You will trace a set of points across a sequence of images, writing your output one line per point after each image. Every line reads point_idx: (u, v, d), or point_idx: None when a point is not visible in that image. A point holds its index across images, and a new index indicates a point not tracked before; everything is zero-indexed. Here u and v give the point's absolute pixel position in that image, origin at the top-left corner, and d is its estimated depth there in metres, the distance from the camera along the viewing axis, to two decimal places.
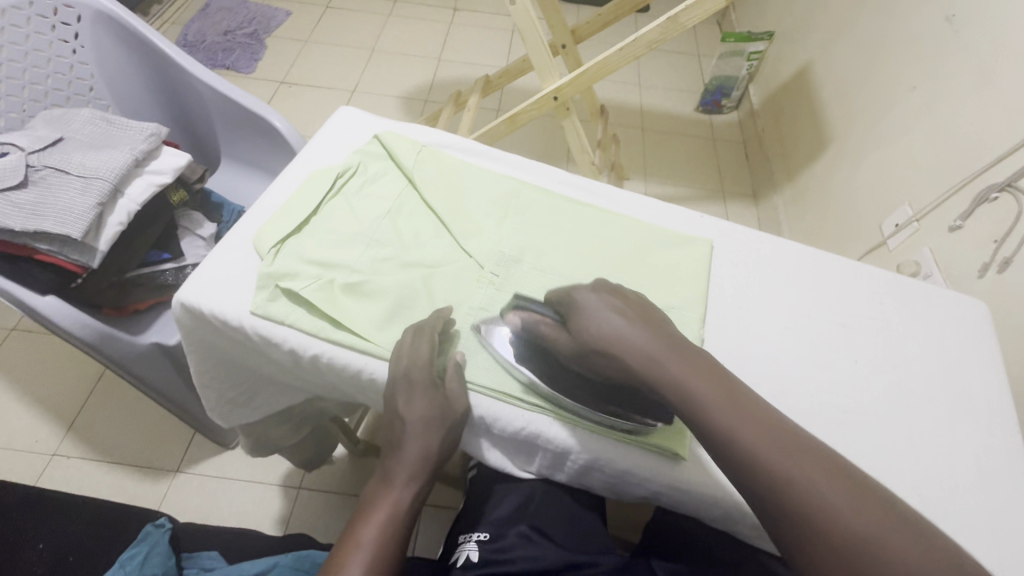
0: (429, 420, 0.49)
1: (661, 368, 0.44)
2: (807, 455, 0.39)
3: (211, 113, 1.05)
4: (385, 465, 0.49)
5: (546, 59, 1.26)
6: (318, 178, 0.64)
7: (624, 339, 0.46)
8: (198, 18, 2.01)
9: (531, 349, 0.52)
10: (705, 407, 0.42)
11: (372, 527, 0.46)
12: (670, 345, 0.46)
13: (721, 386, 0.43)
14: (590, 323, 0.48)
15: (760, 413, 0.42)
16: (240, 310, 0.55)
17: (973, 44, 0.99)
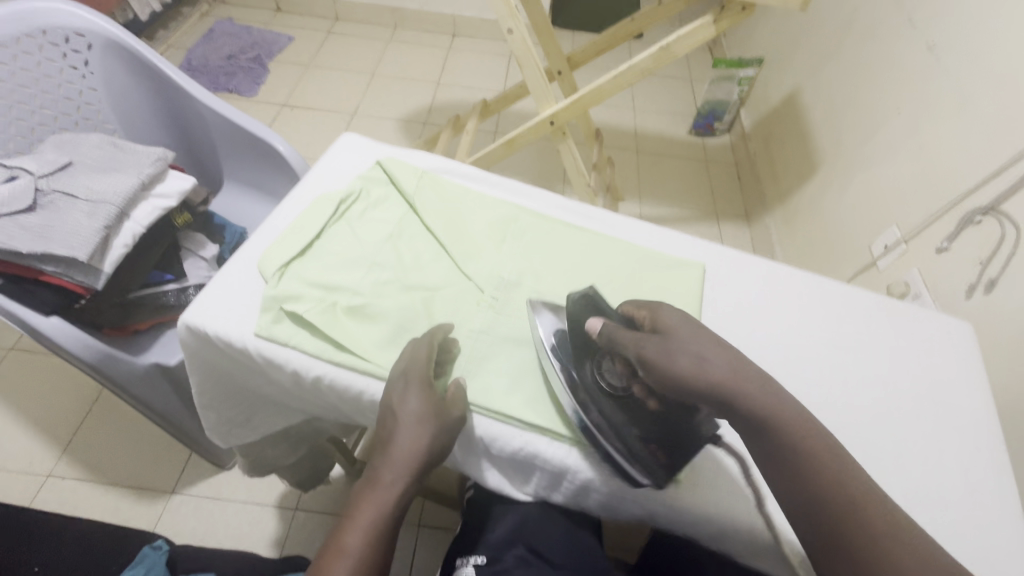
0: (422, 415, 0.49)
1: (753, 403, 0.43)
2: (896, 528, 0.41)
3: (217, 137, 1.07)
4: (372, 466, 0.49)
5: (542, 85, 1.29)
6: (322, 203, 0.66)
7: (704, 364, 0.44)
8: (202, 43, 2.06)
9: (584, 350, 0.51)
10: (797, 458, 0.43)
11: (357, 534, 0.46)
12: (763, 383, 0.44)
13: (817, 440, 0.43)
14: (678, 335, 0.46)
15: (852, 475, 0.42)
16: (245, 332, 0.56)
17: (954, 73, 1.03)
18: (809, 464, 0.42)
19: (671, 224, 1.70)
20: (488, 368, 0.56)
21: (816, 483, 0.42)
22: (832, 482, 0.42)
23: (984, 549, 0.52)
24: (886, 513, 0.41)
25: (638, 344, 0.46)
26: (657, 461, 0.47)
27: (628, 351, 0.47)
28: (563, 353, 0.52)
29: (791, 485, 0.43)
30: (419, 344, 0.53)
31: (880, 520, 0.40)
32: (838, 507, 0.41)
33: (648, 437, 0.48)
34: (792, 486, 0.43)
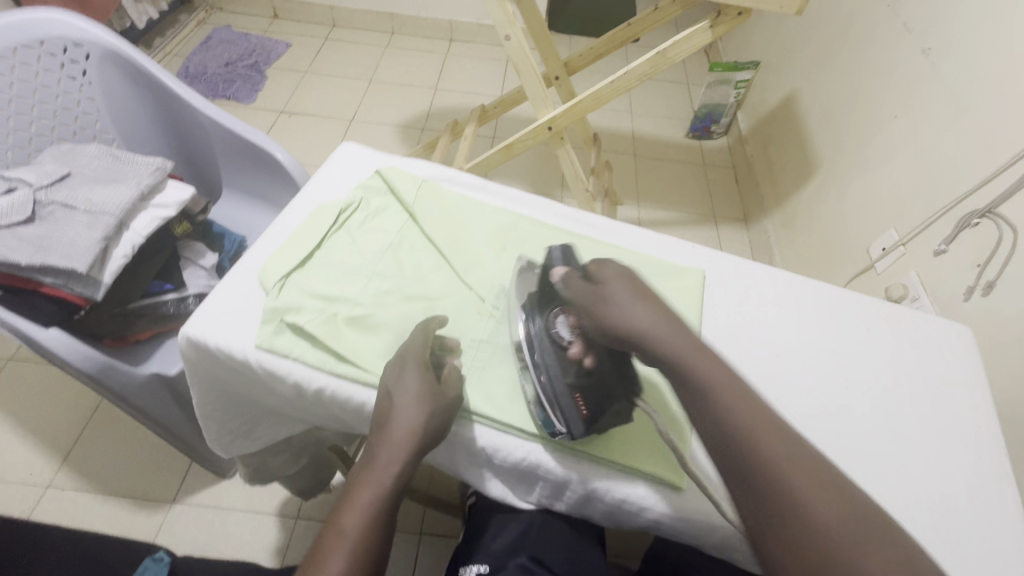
0: (422, 395, 0.49)
1: (668, 348, 0.44)
2: (821, 478, 0.37)
3: (216, 146, 1.07)
4: (371, 446, 0.48)
5: (540, 91, 1.30)
6: (322, 213, 0.66)
7: (629, 318, 0.46)
8: (200, 50, 2.06)
9: (548, 299, 0.53)
10: (715, 397, 0.41)
11: (356, 514, 0.44)
12: (686, 335, 0.45)
13: (736, 384, 0.42)
14: (613, 286, 0.48)
15: (778, 424, 0.40)
16: (246, 344, 0.56)
17: (949, 76, 1.04)
18: (729, 404, 0.41)
19: (670, 227, 1.70)
20: (490, 376, 0.56)
21: (735, 422, 0.40)
22: (754, 424, 0.40)
23: (988, 556, 0.52)
24: (811, 462, 0.38)
25: (579, 292, 0.49)
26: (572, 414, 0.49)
27: (572, 297, 0.50)
28: (528, 298, 0.55)
29: (705, 422, 0.41)
30: (416, 342, 0.53)
31: (801, 466, 0.37)
32: (759, 449, 0.38)
33: (575, 386, 0.49)
34: (705, 421, 0.41)
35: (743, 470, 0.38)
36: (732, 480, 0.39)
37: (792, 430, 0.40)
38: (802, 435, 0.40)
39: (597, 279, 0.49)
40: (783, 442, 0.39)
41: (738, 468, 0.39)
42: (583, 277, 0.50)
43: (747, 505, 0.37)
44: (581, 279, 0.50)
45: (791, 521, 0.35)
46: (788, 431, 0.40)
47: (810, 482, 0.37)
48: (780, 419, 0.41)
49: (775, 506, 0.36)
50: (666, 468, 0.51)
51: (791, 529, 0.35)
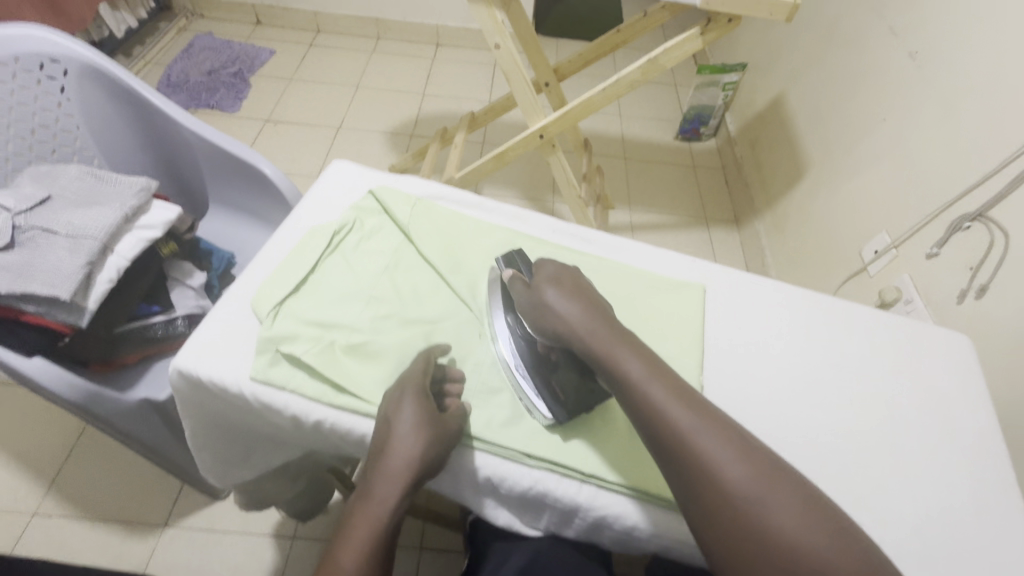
0: (420, 423, 0.48)
1: (587, 339, 0.49)
2: (732, 441, 0.42)
3: (201, 161, 1.05)
4: (366, 477, 0.47)
5: (530, 98, 1.28)
6: (314, 236, 0.64)
7: (562, 317, 0.51)
8: (181, 58, 2.02)
9: (511, 302, 0.58)
10: (634, 383, 0.46)
11: (352, 553, 0.44)
12: (608, 324, 0.50)
13: (651, 366, 0.47)
14: (545, 288, 0.53)
15: (681, 389, 0.45)
16: (239, 376, 0.54)
17: (937, 81, 1.04)
18: (645, 389, 0.45)
19: (661, 231, 1.70)
20: (492, 401, 0.55)
21: (652, 406, 0.44)
22: (669, 404, 0.44)
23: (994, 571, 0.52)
24: (723, 428, 0.43)
25: (520, 297, 0.55)
26: (550, 400, 0.53)
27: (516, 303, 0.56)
28: (498, 301, 0.59)
29: (629, 408, 0.46)
30: (419, 370, 0.52)
31: (714, 434, 0.42)
32: (675, 426, 0.43)
33: (549, 378, 0.54)
34: (629, 407, 0.46)
35: (664, 448, 0.43)
36: (655, 452, 0.44)
37: (704, 403, 0.45)
38: (715, 406, 0.45)
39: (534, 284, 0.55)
40: (697, 415, 0.43)
41: (661, 446, 0.43)
42: (524, 284, 0.56)
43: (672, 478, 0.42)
44: (524, 284, 0.56)
45: (706, 486, 0.40)
46: (702, 404, 0.45)
47: (721, 448, 0.41)
48: (693, 394, 0.45)
49: (693, 476, 0.41)
50: None
51: (708, 492, 0.40)
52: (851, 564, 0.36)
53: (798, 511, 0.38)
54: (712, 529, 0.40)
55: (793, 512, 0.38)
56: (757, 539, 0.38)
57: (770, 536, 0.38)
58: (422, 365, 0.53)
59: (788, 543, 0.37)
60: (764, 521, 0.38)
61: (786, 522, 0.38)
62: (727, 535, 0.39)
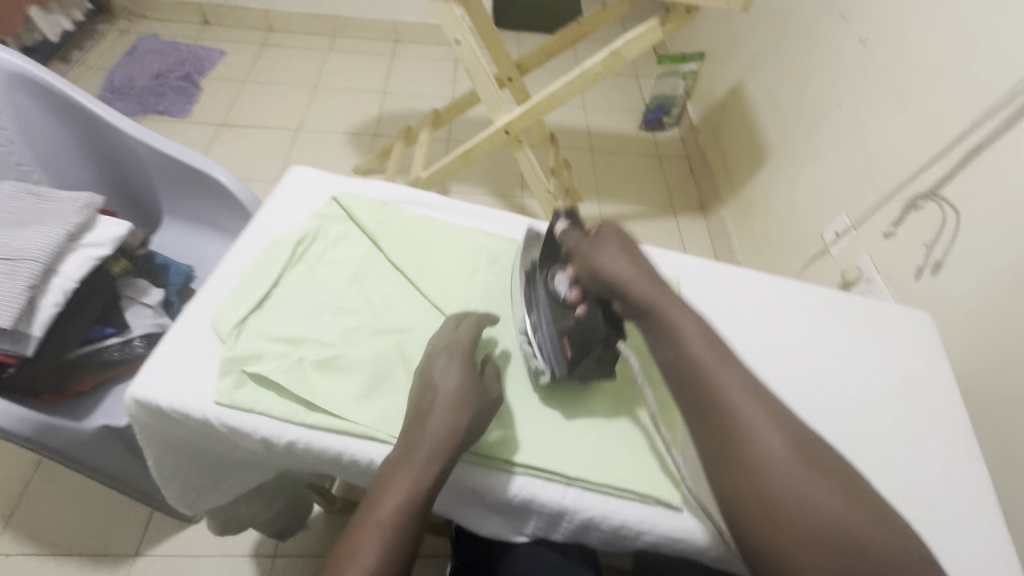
0: (464, 391, 0.49)
1: (639, 290, 0.49)
2: (779, 417, 0.43)
3: (152, 172, 1.00)
4: (407, 438, 0.47)
5: (494, 94, 1.26)
6: (277, 248, 0.62)
7: (609, 264, 0.51)
8: (125, 62, 1.92)
9: (553, 254, 0.57)
10: (688, 343, 0.46)
11: (392, 506, 0.43)
12: (658, 281, 0.51)
13: (699, 326, 0.48)
14: (607, 240, 0.53)
15: (729, 353, 0.46)
16: (203, 401, 0.51)
17: (887, 65, 1.07)
18: (699, 351, 0.46)
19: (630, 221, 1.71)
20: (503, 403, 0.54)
21: (703, 368, 0.45)
22: (721, 369, 0.45)
23: (963, 542, 0.54)
24: (770, 402, 0.44)
25: (574, 241, 0.55)
26: (557, 352, 0.53)
27: (566, 246, 0.56)
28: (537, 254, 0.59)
29: (676, 366, 0.46)
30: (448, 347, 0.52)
31: (761, 406, 0.43)
32: (725, 390, 0.44)
33: (563, 333, 0.53)
34: (677, 365, 0.46)
35: (710, 407, 0.44)
36: (692, 408, 0.45)
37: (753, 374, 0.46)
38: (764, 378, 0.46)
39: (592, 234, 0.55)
40: (746, 386, 0.44)
41: (707, 406, 0.44)
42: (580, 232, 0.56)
43: (708, 434, 0.43)
44: (577, 232, 0.56)
45: (749, 451, 0.41)
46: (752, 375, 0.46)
47: (769, 421, 0.42)
48: (744, 364, 0.46)
49: (736, 439, 0.42)
50: (657, 487, 0.50)
51: (749, 457, 0.41)
52: (874, 543, 0.38)
53: (831, 490, 0.40)
54: (745, 493, 0.41)
55: (824, 486, 0.40)
56: (790, 509, 0.39)
57: (803, 508, 0.39)
58: (448, 346, 0.53)
59: (817, 515, 0.39)
60: (799, 494, 0.40)
61: (821, 498, 0.39)
62: (760, 501, 0.40)
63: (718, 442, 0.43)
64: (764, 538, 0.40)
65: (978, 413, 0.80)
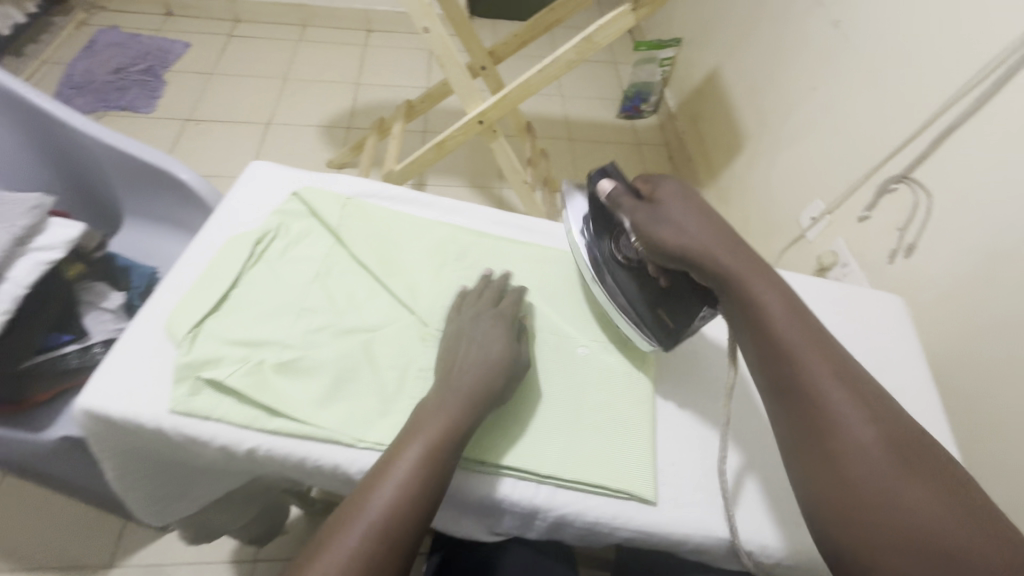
0: (495, 354, 0.52)
1: (721, 262, 0.48)
2: (872, 409, 0.42)
3: (108, 171, 0.96)
4: (445, 378, 0.50)
5: (466, 83, 1.23)
6: (234, 247, 0.59)
7: (681, 233, 0.50)
8: (83, 56, 1.84)
9: (606, 222, 0.58)
10: (773, 325, 0.46)
11: (432, 423, 0.47)
12: (741, 253, 0.49)
13: (788, 308, 0.47)
14: (672, 207, 0.51)
15: (822, 339, 0.45)
16: (157, 409, 0.49)
17: (861, 48, 1.07)
18: (786, 335, 0.45)
19: None
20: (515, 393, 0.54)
21: (791, 354, 0.44)
22: (811, 354, 0.44)
23: None
24: (864, 393, 0.43)
25: (632, 210, 0.53)
26: (652, 328, 0.55)
27: (625, 216, 0.53)
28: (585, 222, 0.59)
29: (761, 350, 0.46)
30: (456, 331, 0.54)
31: (853, 394, 0.42)
32: (815, 377, 0.43)
33: (654, 304, 0.55)
34: (764, 349, 0.46)
35: (797, 393, 0.43)
36: (777, 391, 0.45)
37: (848, 362, 0.44)
38: (858, 365, 0.45)
39: (654, 202, 0.53)
40: (836, 371, 0.43)
41: (794, 391, 0.44)
42: (637, 198, 0.54)
43: (792, 417, 0.43)
44: (635, 200, 0.54)
45: (839, 440, 0.41)
46: (845, 362, 0.44)
47: (862, 410, 0.41)
48: (837, 351, 0.45)
49: (823, 426, 0.42)
50: (629, 481, 0.50)
51: (838, 446, 0.41)
52: (970, 545, 0.36)
53: (923, 486, 0.38)
54: (832, 481, 0.40)
55: (915, 480, 0.39)
56: (880, 501, 0.38)
57: (894, 502, 0.38)
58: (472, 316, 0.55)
59: (907, 510, 0.38)
60: (889, 489, 0.39)
61: (918, 493, 0.38)
62: (848, 491, 0.40)
63: (804, 427, 0.43)
64: (848, 530, 0.39)
65: (951, 395, 0.80)
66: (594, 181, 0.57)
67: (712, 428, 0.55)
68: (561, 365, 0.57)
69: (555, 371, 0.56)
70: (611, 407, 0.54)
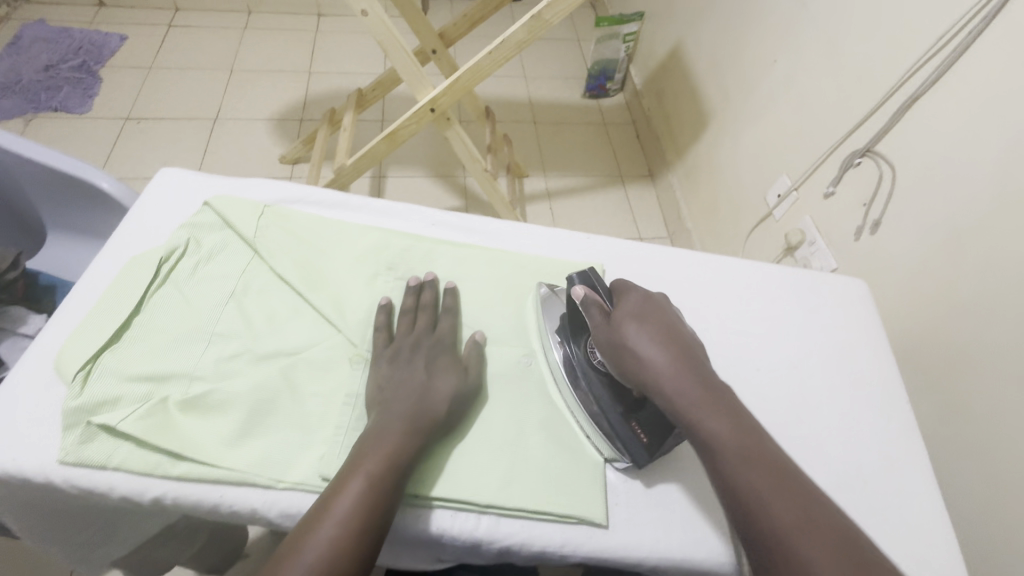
0: (441, 381, 0.48)
1: (672, 388, 0.43)
2: (847, 565, 0.35)
3: (21, 183, 0.87)
4: (384, 407, 0.46)
5: (413, 69, 1.16)
6: (135, 267, 0.53)
7: (644, 358, 0.45)
8: (8, 53, 1.70)
9: (580, 329, 0.51)
10: (727, 459, 0.40)
11: (373, 461, 0.42)
12: (698, 375, 0.44)
13: (745, 436, 0.41)
14: (626, 326, 0.46)
15: (782, 472, 0.39)
16: (44, 460, 0.43)
17: (820, 16, 1.02)
18: (743, 472, 0.39)
19: (578, 195, 1.65)
20: (466, 418, 0.50)
21: (750, 497, 0.38)
22: (770, 497, 0.38)
23: (898, 521, 0.53)
24: (832, 540, 0.36)
25: (597, 329, 0.48)
26: (620, 447, 0.48)
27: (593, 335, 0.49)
28: (556, 325, 0.53)
29: (719, 490, 0.40)
30: (382, 358, 0.50)
31: (825, 548, 0.35)
32: (772, 523, 0.37)
33: (629, 415, 0.48)
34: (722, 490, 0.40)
35: (758, 549, 0.37)
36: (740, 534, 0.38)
37: (819, 500, 0.38)
38: (828, 502, 0.38)
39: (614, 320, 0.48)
40: (802, 521, 0.37)
41: (753, 540, 0.37)
42: (605, 314, 0.49)
43: (754, 566, 0.37)
44: (601, 314, 0.49)
45: None
46: (816, 501, 0.38)
47: (825, 562, 0.35)
48: (805, 488, 0.38)
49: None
50: (576, 504, 0.46)
51: None
52: None
53: None
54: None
55: None
56: None
57: None
58: (402, 343, 0.51)
59: None
60: None
61: None
62: None
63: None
64: None
65: (919, 375, 0.78)
66: (570, 286, 0.52)
67: None
68: (503, 379, 0.53)
69: (498, 385, 0.52)
70: (558, 421, 0.51)
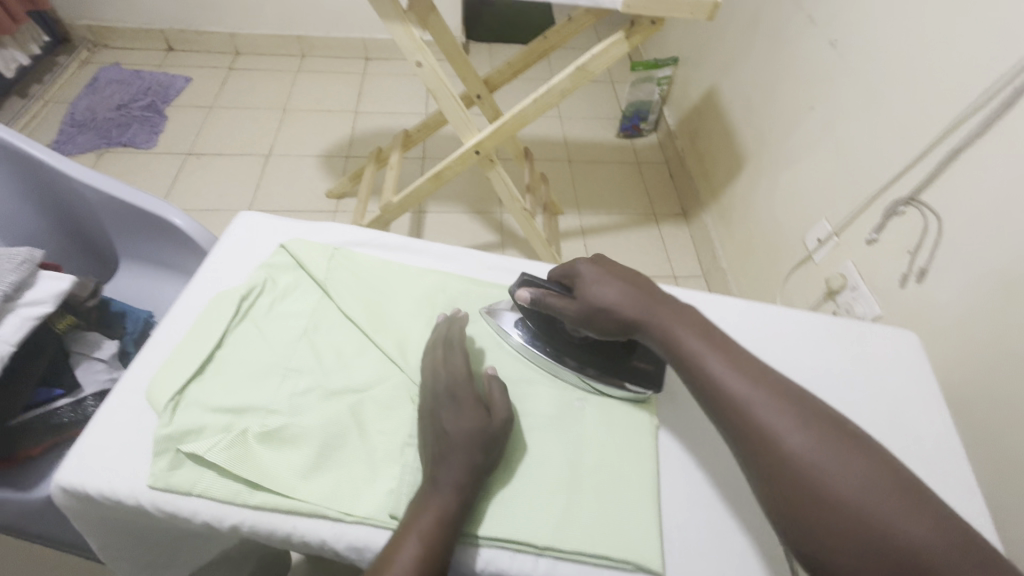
0: (491, 427, 0.50)
1: (645, 312, 0.51)
2: (801, 414, 0.43)
3: (102, 216, 0.95)
4: (440, 452, 0.48)
5: (461, 114, 1.22)
6: (217, 306, 0.57)
7: (615, 302, 0.52)
8: (86, 94, 1.86)
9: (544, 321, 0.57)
10: (699, 359, 0.47)
11: (434, 506, 0.45)
12: (658, 301, 0.52)
13: (707, 339, 0.49)
14: (591, 285, 0.53)
15: (741, 358, 0.47)
16: (135, 485, 0.47)
17: (857, 67, 1.05)
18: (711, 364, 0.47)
19: (613, 232, 1.67)
20: (518, 461, 0.51)
21: (716, 378, 0.46)
22: (735, 379, 0.45)
23: None
24: (788, 399, 0.44)
25: (563, 306, 0.54)
26: (640, 386, 0.56)
27: (560, 316, 0.54)
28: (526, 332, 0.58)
29: (693, 386, 0.48)
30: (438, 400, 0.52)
31: (779, 407, 0.43)
32: (742, 397, 0.44)
33: (631, 360, 0.57)
34: (698, 383, 0.47)
35: (732, 421, 0.44)
36: (717, 417, 0.46)
37: (769, 370, 0.46)
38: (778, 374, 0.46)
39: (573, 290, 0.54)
40: (759, 389, 0.45)
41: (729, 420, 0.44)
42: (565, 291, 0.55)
43: (733, 440, 0.44)
44: (560, 295, 0.55)
45: (769, 453, 0.42)
46: (762, 368, 0.47)
47: (787, 417, 0.42)
48: (759, 366, 0.47)
49: (761, 444, 0.42)
50: (633, 549, 0.47)
51: (768, 458, 0.41)
52: (906, 521, 0.37)
53: (855, 471, 0.39)
54: (779, 493, 0.41)
55: (851, 472, 0.39)
56: (826, 502, 0.39)
57: (830, 495, 0.39)
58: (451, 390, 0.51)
59: (846, 501, 0.38)
60: (830, 487, 0.39)
61: (854, 485, 0.39)
62: (797, 502, 0.40)
63: (745, 450, 0.43)
64: (811, 544, 0.39)
65: (974, 428, 0.76)
66: (516, 294, 0.57)
67: (721, 486, 0.52)
68: (556, 421, 0.54)
69: (549, 427, 0.54)
70: (610, 466, 0.52)
